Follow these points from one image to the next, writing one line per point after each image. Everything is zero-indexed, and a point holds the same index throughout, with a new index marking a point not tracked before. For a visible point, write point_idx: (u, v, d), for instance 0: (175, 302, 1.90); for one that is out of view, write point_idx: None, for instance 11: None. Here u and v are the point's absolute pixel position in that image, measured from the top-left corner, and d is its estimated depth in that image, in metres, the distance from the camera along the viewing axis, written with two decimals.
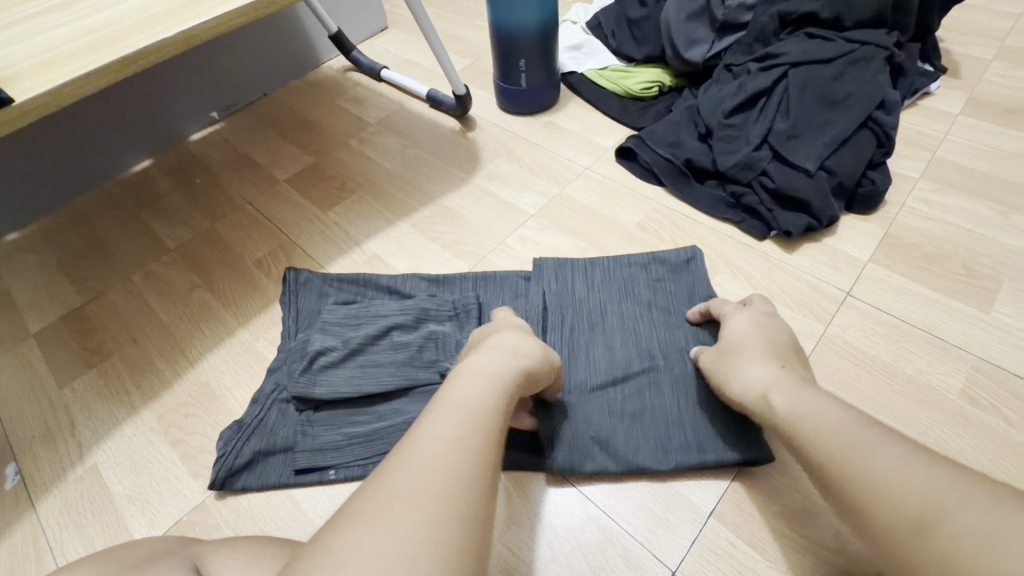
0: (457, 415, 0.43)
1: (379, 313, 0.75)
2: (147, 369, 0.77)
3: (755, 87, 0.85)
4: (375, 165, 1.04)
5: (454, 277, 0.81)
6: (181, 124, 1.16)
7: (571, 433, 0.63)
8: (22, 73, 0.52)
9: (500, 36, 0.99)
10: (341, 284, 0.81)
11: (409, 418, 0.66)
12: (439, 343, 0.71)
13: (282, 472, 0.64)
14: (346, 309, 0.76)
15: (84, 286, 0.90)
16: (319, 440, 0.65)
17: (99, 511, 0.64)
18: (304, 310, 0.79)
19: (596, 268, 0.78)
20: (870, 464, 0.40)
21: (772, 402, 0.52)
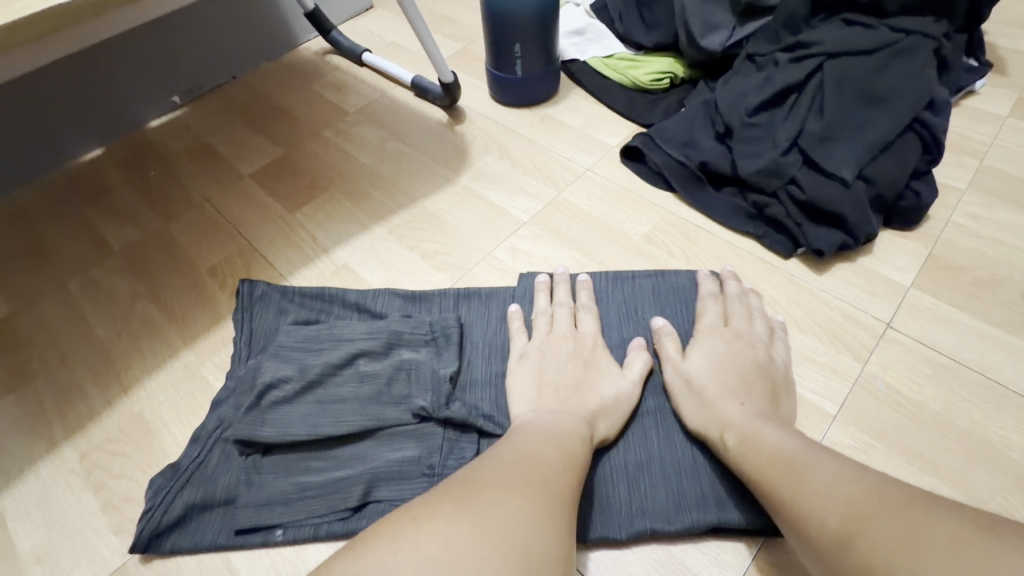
0: (535, 460, 0.43)
1: (344, 336, 0.64)
2: (74, 395, 0.67)
3: (785, 80, 0.74)
4: (351, 160, 0.93)
5: (433, 293, 0.70)
6: (137, 109, 1.04)
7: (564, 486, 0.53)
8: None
9: (493, 17, 0.87)
10: (303, 299, 0.70)
11: (375, 469, 0.55)
12: (413, 374, 0.60)
13: (220, 531, 0.54)
14: (306, 330, 0.64)
15: (15, 294, 0.79)
16: (266, 492, 0.55)
17: (0, 573, 0.54)
18: (259, 330, 0.68)
19: (607, 290, 0.67)
20: (806, 481, 0.42)
21: (727, 441, 0.50)
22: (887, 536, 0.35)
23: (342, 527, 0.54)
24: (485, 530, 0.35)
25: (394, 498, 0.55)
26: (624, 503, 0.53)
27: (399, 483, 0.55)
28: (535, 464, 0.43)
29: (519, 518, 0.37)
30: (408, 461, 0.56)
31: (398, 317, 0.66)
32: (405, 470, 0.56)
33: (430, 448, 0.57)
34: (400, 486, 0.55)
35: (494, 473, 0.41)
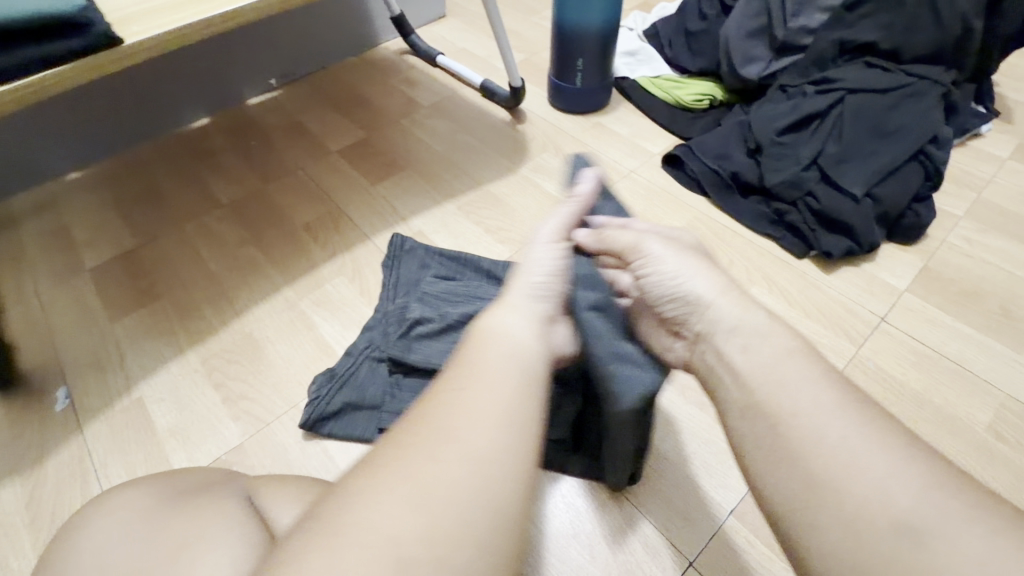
0: (497, 420, 0.35)
1: (478, 294, 0.75)
2: (194, 314, 0.80)
3: (810, 108, 0.86)
4: (425, 146, 1.07)
5: None
6: (240, 87, 1.19)
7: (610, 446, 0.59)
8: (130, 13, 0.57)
9: (563, 34, 1.02)
10: (442, 258, 0.83)
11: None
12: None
13: (368, 427, 0.67)
14: (447, 285, 0.77)
15: (139, 230, 0.93)
16: (405, 404, 0.68)
17: (142, 441, 0.67)
18: (404, 277, 0.81)
19: None
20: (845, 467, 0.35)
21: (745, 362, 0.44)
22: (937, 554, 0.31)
23: None
24: (414, 527, 0.30)
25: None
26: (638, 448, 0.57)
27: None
28: (461, 414, 0.35)
29: (472, 489, 0.32)
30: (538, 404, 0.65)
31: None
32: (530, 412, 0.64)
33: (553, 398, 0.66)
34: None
35: (434, 436, 0.34)
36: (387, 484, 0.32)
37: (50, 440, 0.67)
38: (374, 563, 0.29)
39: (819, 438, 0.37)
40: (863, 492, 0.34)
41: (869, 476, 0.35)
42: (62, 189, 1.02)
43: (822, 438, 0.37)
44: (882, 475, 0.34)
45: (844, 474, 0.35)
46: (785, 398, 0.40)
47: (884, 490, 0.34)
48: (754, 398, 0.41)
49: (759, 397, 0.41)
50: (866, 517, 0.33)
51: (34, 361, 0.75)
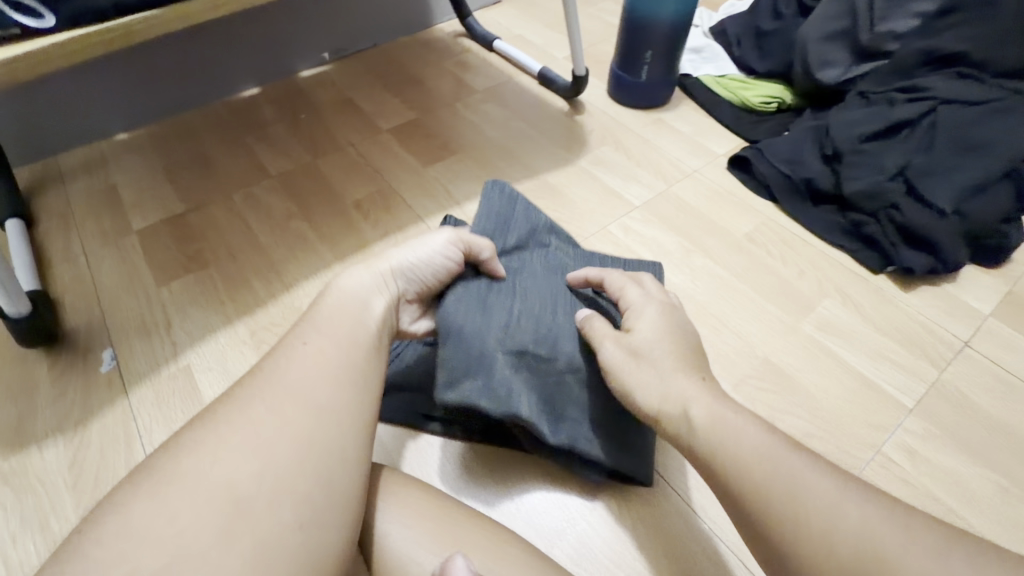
0: (313, 381, 0.40)
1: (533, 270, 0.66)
2: (242, 284, 0.78)
3: (898, 116, 0.81)
4: (479, 131, 1.04)
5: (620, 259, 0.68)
6: (293, 59, 1.17)
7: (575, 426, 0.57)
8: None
9: (634, 24, 0.98)
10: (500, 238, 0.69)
11: (552, 377, 0.56)
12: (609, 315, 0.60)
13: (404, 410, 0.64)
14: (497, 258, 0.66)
15: (188, 195, 0.91)
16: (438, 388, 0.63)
17: (188, 410, 0.65)
18: None
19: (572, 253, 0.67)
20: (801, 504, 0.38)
21: (690, 416, 0.46)
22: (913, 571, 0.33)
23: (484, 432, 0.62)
24: (280, 473, 0.35)
25: (569, 423, 0.56)
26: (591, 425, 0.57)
27: (571, 412, 0.56)
28: (300, 379, 0.40)
29: (293, 445, 0.37)
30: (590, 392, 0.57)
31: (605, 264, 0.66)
32: (575, 405, 0.56)
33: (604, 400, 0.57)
34: (574, 414, 0.56)
35: (262, 397, 0.39)
36: (220, 435, 0.36)
37: (95, 402, 0.65)
38: (201, 500, 0.33)
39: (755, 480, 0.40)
40: (809, 514, 0.37)
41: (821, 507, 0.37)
42: (111, 149, 1.00)
43: (759, 485, 0.40)
44: (823, 496, 0.38)
45: (790, 502, 0.38)
46: (728, 442, 0.43)
47: (825, 505, 0.37)
48: (698, 440, 0.44)
49: (708, 442, 0.44)
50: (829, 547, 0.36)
51: (80, 320, 0.73)
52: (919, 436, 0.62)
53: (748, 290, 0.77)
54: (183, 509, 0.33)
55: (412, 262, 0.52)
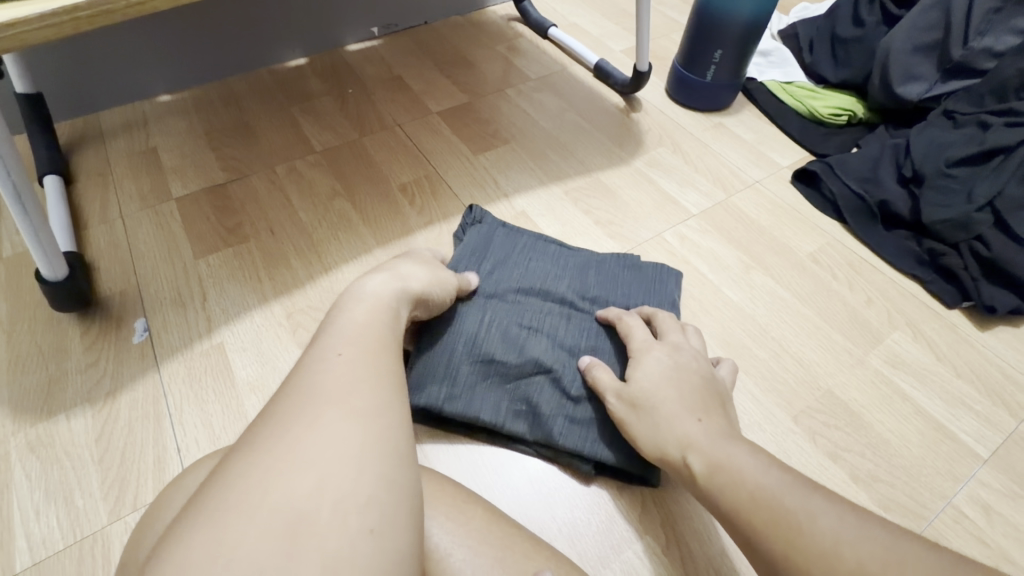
0: (346, 377, 0.34)
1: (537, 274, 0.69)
2: (281, 263, 0.75)
3: (995, 141, 0.75)
4: (531, 121, 0.99)
5: (620, 270, 0.70)
6: (342, 32, 1.13)
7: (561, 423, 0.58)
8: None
9: (705, 20, 0.93)
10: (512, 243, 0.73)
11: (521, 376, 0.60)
12: (575, 318, 0.65)
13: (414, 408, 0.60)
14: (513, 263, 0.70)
15: (229, 165, 0.88)
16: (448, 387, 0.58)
17: (221, 391, 0.62)
18: (472, 248, 0.71)
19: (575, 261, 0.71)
20: (807, 535, 0.36)
21: (689, 463, 0.46)
22: None
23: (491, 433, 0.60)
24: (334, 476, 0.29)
25: (549, 420, 0.58)
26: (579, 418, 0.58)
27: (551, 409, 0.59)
28: (332, 378, 0.34)
29: (371, 453, 0.31)
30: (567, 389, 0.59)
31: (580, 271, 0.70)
32: (556, 402, 0.59)
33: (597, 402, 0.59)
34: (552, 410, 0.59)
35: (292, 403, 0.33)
36: (260, 451, 0.30)
37: (125, 375, 0.63)
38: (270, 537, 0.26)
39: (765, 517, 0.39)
40: (810, 553, 0.35)
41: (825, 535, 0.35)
42: (151, 111, 0.98)
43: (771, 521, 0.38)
44: (827, 530, 0.35)
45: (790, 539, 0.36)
46: (731, 482, 0.42)
47: (827, 538, 0.35)
48: (701, 482, 0.45)
49: (711, 482, 0.44)
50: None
51: (116, 287, 0.71)
52: (995, 490, 0.58)
53: (812, 314, 0.72)
54: (240, 539, 0.26)
55: (420, 277, 0.52)
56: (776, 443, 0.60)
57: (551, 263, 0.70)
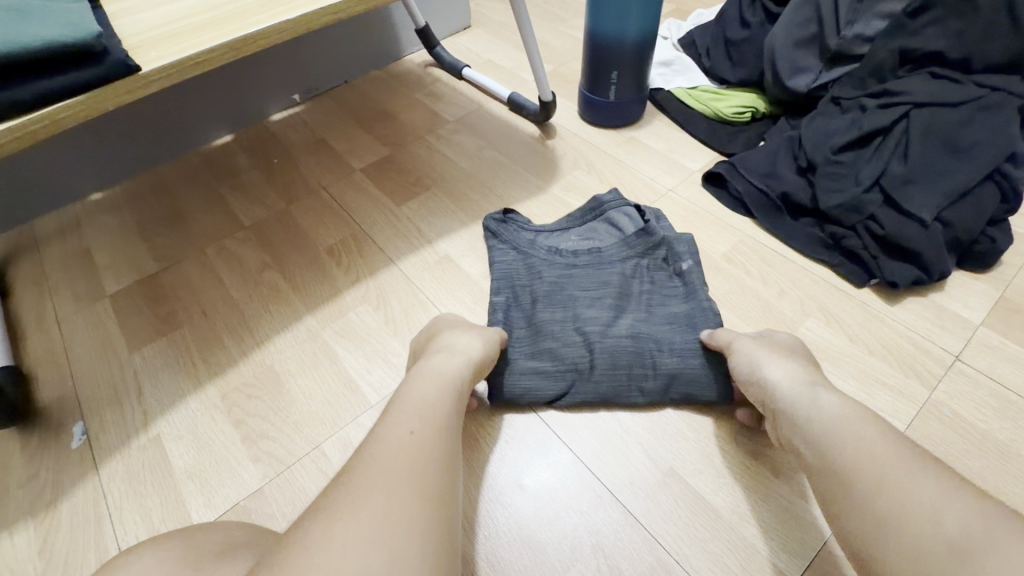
0: (412, 457, 0.42)
1: (575, 294, 0.74)
2: (214, 344, 0.77)
3: (871, 125, 0.79)
4: (450, 163, 1.02)
5: (622, 266, 0.77)
6: (264, 103, 1.14)
7: (635, 373, 0.67)
8: (125, 11, 0.57)
9: (596, 45, 0.96)
10: (560, 254, 0.79)
11: (594, 365, 0.67)
12: (593, 273, 0.76)
13: (538, 380, 0.67)
14: (555, 277, 0.76)
15: (160, 253, 0.90)
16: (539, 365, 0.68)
17: (159, 483, 0.64)
18: (527, 262, 0.79)
19: (576, 267, 0.78)
20: (912, 500, 0.40)
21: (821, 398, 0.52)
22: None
23: (594, 398, 0.67)
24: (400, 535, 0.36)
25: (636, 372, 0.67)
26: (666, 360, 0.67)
27: (641, 363, 0.67)
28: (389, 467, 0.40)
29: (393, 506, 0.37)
30: (628, 335, 0.69)
31: (561, 244, 0.82)
32: (632, 369, 0.67)
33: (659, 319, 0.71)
34: (645, 359, 0.67)
35: (372, 480, 0.39)
36: (359, 490, 0.38)
37: (65, 482, 0.65)
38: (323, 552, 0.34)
39: (886, 483, 0.42)
40: (910, 540, 0.39)
41: (926, 501, 0.40)
42: (84, 212, 0.99)
43: (902, 502, 0.41)
44: (932, 514, 0.39)
45: (879, 516, 0.41)
46: (832, 436, 0.48)
47: (925, 508, 0.39)
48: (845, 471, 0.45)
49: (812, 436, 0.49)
50: (924, 544, 0.38)
51: (53, 396, 0.73)
52: None
53: (729, 314, 0.74)
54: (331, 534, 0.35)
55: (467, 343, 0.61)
56: (699, 450, 0.63)
57: (557, 286, 0.74)
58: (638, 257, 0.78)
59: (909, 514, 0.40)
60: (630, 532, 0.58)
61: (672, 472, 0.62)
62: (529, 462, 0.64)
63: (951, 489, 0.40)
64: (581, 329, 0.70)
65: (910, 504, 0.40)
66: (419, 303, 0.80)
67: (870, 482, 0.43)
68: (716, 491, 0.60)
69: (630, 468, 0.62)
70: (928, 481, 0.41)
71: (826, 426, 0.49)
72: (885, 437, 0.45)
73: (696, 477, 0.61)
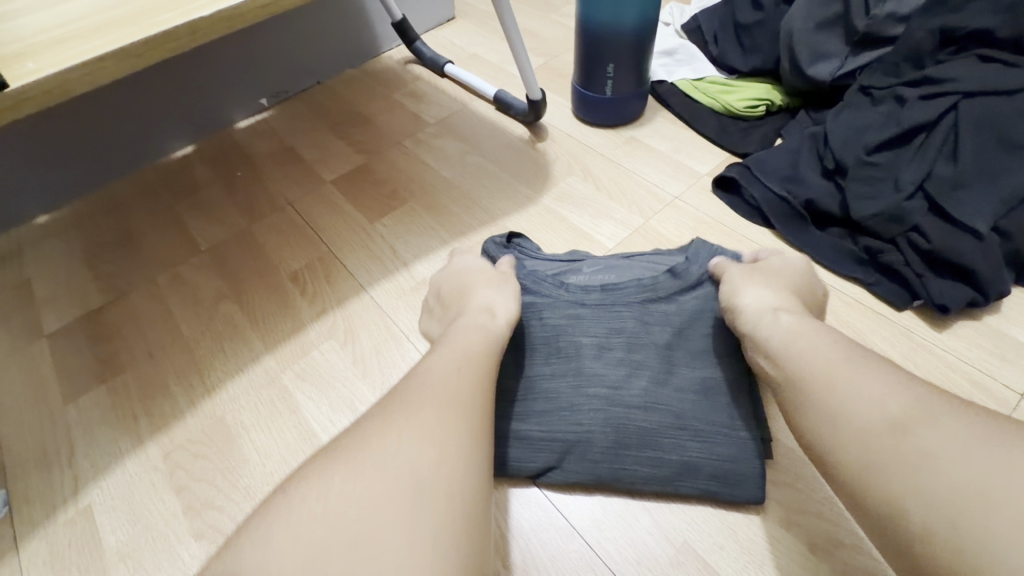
0: (454, 383, 0.43)
1: (580, 343, 0.60)
2: (159, 392, 0.67)
3: (910, 119, 0.69)
4: (431, 172, 0.92)
5: (644, 309, 0.61)
6: (227, 109, 1.04)
7: (644, 458, 0.54)
8: (6, 14, 0.47)
9: (589, 37, 0.85)
10: (567, 287, 0.64)
11: (594, 442, 0.55)
12: (604, 316, 0.61)
13: (524, 455, 0.56)
14: (559, 318, 0.62)
15: (107, 283, 0.81)
16: (527, 433, 0.56)
17: (86, 567, 0.55)
18: (525, 295, 0.64)
19: (588, 304, 0.63)
20: (860, 391, 0.39)
21: (781, 317, 0.49)
22: (928, 449, 0.35)
23: (590, 480, 0.55)
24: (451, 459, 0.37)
25: (644, 456, 0.54)
26: (684, 446, 0.54)
27: (651, 444, 0.55)
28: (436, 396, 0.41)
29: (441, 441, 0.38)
30: (638, 407, 0.56)
31: (570, 276, 0.67)
32: (640, 450, 0.54)
33: (685, 395, 0.57)
34: (656, 439, 0.55)
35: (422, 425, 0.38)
36: (408, 424, 0.38)
37: None
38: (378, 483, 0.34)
39: (844, 389, 0.40)
40: (860, 425, 0.38)
41: (873, 389, 0.39)
42: (27, 237, 0.90)
43: (854, 397, 0.39)
44: (873, 396, 0.39)
45: (830, 414, 0.40)
46: (798, 345, 0.45)
47: (872, 398, 0.39)
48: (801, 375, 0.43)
49: (778, 343, 0.47)
50: (868, 428, 0.37)
51: None
52: None
53: None
54: (383, 460, 0.36)
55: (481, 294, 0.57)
56: (718, 519, 0.53)
57: (558, 331, 0.60)
58: (664, 299, 0.62)
59: (848, 409, 0.39)
60: None
61: (686, 547, 0.52)
62: (517, 536, 0.54)
63: (892, 381, 0.40)
64: (584, 396, 0.57)
65: (851, 400, 0.39)
66: (392, 337, 0.70)
67: (819, 392, 0.41)
68: (740, 572, 0.50)
69: (637, 541, 0.53)
70: (876, 377, 0.40)
71: (782, 338, 0.47)
72: (838, 346, 0.44)
73: (715, 553, 0.51)
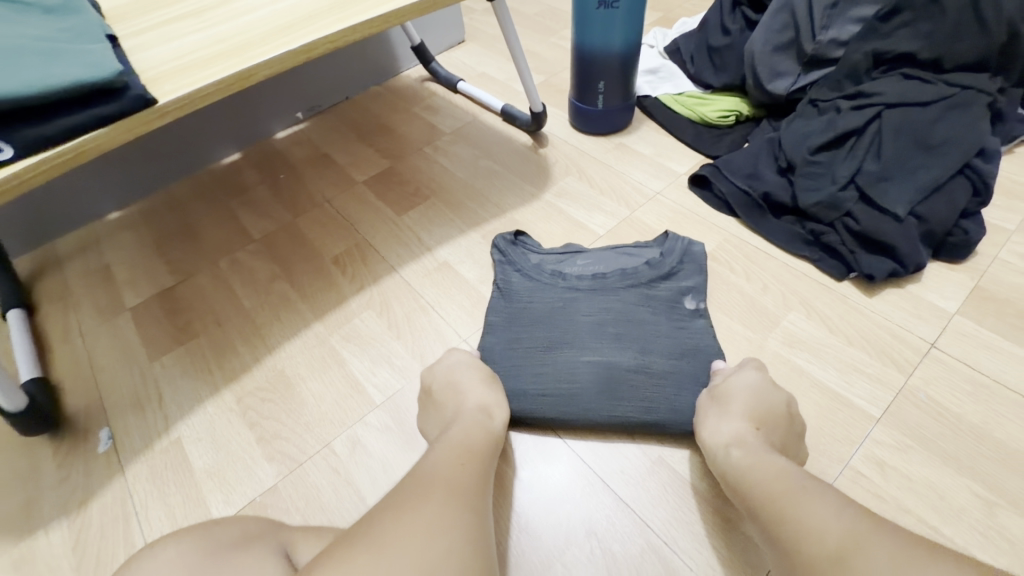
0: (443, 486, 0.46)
1: (574, 316, 0.76)
2: (229, 352, 0.81)
3: (846, 126, 0.83)
4: (448, 174, 1.07)
5: (627, 293, 0.77)
6: (269, 122, 1.20)
7: (625, 402, 0.68)
8: (139, 47, 0.62)
9: (582, 58, 1.00)
10: (565, 276, 0.81)
11: (584, 388, 0.69)
12: (595, 298, 0.77)
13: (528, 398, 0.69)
14: (558, 298, 0.78)
15: (175, 267, 0.95)
16: (531, 380, 0.70)
17: (181, 482, 0.68)
18: (531, 281, 0.81)
19: (582, 288, 0.79)
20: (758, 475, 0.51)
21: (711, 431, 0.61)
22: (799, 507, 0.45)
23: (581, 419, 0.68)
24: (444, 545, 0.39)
25: (626, 400, 0.68)
26: (658, 393, 0.68)
27: (630, 391, 0.68)
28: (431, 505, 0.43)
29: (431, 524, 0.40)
30: (621, 362, 0.70)
31: (567, 267, 0.83)
32: (622, 395, 0.68)
33: (660, 356, 0.71)
34: (634, 388, 0.68)
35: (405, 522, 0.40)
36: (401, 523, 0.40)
37: (94, 481, 0.69)
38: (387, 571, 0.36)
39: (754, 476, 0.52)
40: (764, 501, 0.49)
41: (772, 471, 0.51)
42: (102, 231, 1.05)
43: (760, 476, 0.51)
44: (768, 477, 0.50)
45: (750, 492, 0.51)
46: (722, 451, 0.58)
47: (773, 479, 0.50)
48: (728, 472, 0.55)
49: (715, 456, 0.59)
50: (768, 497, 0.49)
51: (79, 404, 0.78)
52: (887, 446, 0.64)
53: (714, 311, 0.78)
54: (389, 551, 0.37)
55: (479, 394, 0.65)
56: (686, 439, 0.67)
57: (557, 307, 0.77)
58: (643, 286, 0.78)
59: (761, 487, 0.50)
60: (622, 518, 0.62)
61: (660, 461, 0.66)
62: (526, 455, 0.68)
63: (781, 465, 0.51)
64: (578, 356, 0.71)
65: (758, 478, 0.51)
66: (421, 307, 0.84)
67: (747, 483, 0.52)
68: (701, 476, 0.64)
69: (621, 457, 0.66)
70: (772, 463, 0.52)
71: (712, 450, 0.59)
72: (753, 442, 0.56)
73: (682, 463, 0.65)
